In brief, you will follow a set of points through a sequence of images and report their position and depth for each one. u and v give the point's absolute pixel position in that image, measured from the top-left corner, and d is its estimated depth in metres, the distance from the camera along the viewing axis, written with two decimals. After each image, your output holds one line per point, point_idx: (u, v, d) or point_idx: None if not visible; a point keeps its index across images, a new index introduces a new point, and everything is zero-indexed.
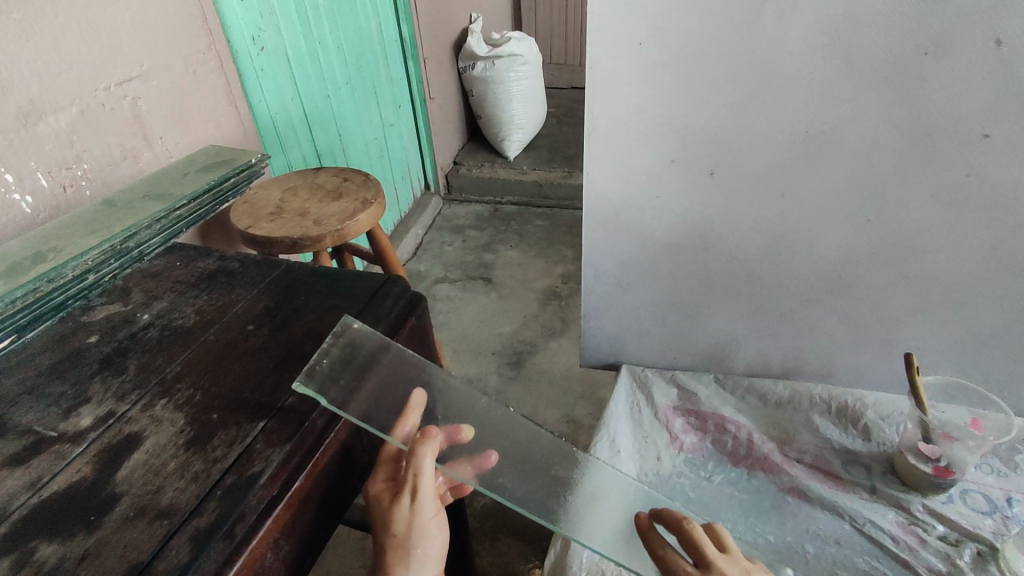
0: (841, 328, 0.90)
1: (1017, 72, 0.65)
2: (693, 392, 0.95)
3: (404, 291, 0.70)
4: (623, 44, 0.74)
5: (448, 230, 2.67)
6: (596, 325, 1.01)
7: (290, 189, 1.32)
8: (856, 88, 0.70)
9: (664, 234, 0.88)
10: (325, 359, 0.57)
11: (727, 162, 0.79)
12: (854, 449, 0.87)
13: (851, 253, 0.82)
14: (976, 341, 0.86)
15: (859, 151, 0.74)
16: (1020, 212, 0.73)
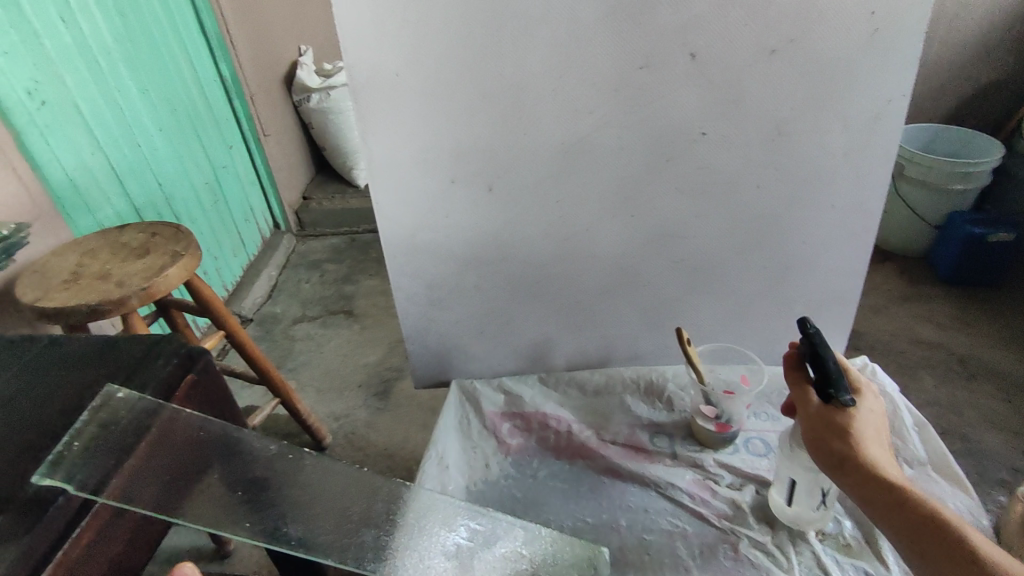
0: (635, 314, 0.99)
1: (715, 78, 0.75)
2: (517, 395, 1.01)
3: (180, 346, 0.68)
4: (381, 73, 0.76)
5: (304, 267, 2.59)
6: (421, 346, 1.04)
7: (87, 252, 1.22)
8: (594, 102, 0.78)
9: (462, 250, 0.92)
10: (74, 443, 0.55)
11: (503, 178, 0.84)
12: (659, 421, 0.97)
13: (626, 247, 0.91)
14: (743, 308, 0.99)
15: (611, 156, 0.82)
16: (748, 195, 0.85)
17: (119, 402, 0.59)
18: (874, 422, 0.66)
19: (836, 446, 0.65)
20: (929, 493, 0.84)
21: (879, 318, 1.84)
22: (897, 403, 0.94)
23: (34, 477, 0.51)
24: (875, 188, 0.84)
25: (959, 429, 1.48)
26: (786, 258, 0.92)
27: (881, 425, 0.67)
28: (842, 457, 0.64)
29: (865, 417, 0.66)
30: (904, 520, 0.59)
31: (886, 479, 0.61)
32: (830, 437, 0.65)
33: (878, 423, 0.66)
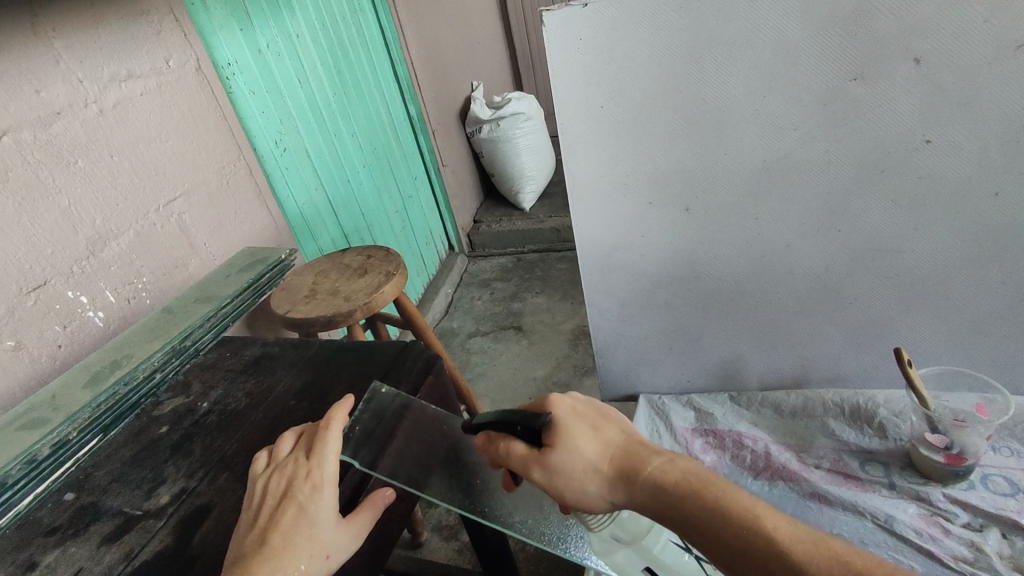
0: (839, 333, 0.94)
1: (943, 82, 0.71)
2: (708, 412, 1.04)
3: (421, 352, 0.80)
4: (587, 107, 0.82)
5: (476, 285, 2.79)
6: (609, 359, 1.08)
7: (321, 272, 1.45)
8: (800, 118, 0.77)
9: (654, 268, 0.95)
10: (355, 427, 0.65)
11: (700, 198, 0.86)
12: (871, 448, 0.93)
13: (831, 263, 0.87)
14: (973, 328, 0.90)
15: (819, 170, 0.80)
16: (982, 205, 0.78)
17: (385, 394, 0.70)
18: (585, 428, 0.54)
19: (580, 487, 0.52)
20: None
21: None
22: None
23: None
24: None
25: None
26: None
27: (585, 427, 0.54)
28: (600, 493, 0.51)
29: (573, 433, 0.53)
30: (703, 535, 0.47)
31: (644, 488, 0.49)
32: (565, 486, 0.52)
33: (587, 424, 0.54)
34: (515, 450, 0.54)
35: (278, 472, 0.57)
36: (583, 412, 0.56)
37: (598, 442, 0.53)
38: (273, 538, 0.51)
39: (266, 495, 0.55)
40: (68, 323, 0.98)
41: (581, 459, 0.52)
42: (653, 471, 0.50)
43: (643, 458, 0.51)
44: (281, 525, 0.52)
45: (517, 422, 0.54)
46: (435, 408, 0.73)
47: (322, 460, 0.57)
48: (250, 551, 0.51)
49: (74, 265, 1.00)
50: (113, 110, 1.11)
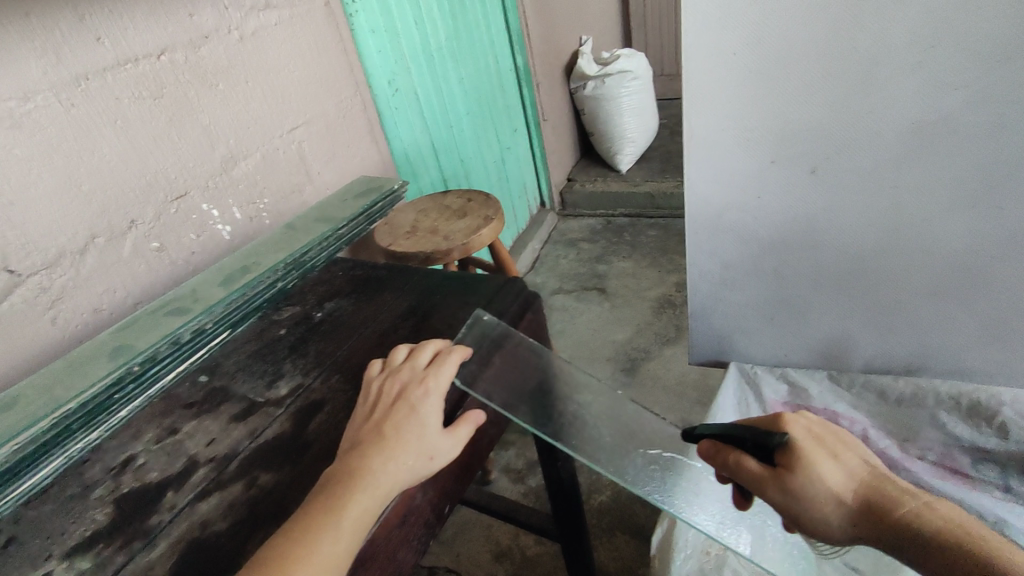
0: (965, 322, 0.87)
1: None
2: (803, 388, 1.00)
3: (522, 290, 0.82)
4: (721, 55, 0.78)
5: (563, 244, 2.78)
6: (702, 323, 1.06)
7: (422, 211, 1.50)
8: (961, 80, 0.69)
9: (766, 233, 0.91)
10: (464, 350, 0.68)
11: (831, 160, 0.81)
12: (986, 447, 0.88)
13: (970, 245, 0.80)
14: None
15: (970, 141, 0.73)
16: None
17: (488, 321, 0.73)
18: (824, 455, 0.57)
19: (819, 513, 0.56)
20: None
21: None
22: None
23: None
24: None
25: None
26: None
27: (820, 453, 0.58)
28: (837, 520, 0.56)
29: (814, 459, 0.57)
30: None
31: (892, 528, 0.53)
32: (800, 507, 0.56)
33: (826, 451, 0.58)
34: (749, 465, 0.59)
35: (394, 376, 0.61)
36: (813, 435, 0.60)
37: (837, 471, 0.57)
38: (387, 430, 0.55)
39: (381, 395, 0.59)
40: (201, 232, 1.07)
41: (822, 487, 0.56)
42: (902, 511, 0.54)
43: (889, 495, 0.55)
44: (394, 421, 0.56)
45: (753, 439, 0.58)
46: (532, 343, 0.75)
47: (440, 373, 0.61)
48: (368, 439, 0.55)
49: (210, 180, 1.09)
50: (251, 38, 1.18)
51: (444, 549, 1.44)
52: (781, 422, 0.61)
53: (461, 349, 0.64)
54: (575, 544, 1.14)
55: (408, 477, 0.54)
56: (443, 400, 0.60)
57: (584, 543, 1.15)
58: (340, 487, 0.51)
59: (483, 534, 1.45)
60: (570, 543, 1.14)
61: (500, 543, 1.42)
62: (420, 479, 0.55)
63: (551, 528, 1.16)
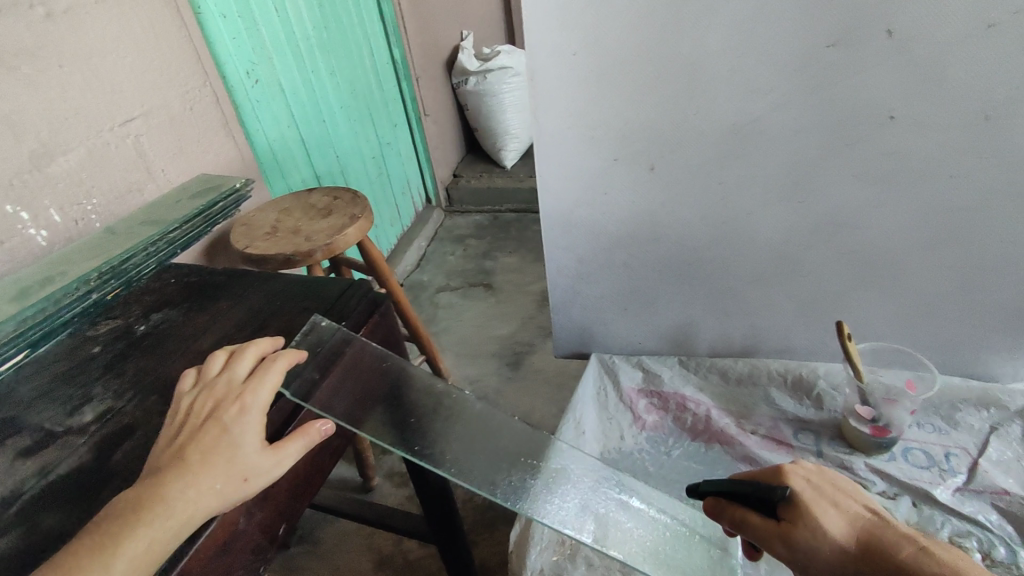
0: (790, 305, 0.95)
1: (917, 56, 0.70)
2: (656, 374, 1.02)
3: (368, 291, 0.79)
4: (560, 54, 0.79)
5: (449, 240, 2.76)
6: (565, 317, 1.08)
7: (284, 210, 1.41)
8: (772, 81, 0.75)
9: (615, 227, 0.94)
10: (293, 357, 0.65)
11: (666, 157, 0.85)
12: (806, 417, 0.93)
13: (789, 235, 0.87)
14: (918, 309, 0.90)
15: (783, 139, 0.79)
16: (937, 186, 0.78)
17: (325, 328, 0.69)
18: (826, 505, 0.57)
19: (832, 564, 0.54)
20: None
21: None
22: None
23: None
24: None
25: None
26: (976, 258, 0.83)
27: (825, 503, 0.57)
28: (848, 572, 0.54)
29: (815, 510, 0.56)
30: None
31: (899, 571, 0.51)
32: (811, 562, 0.55)
33: (828, 501, 0.57)
34: (754, 522, 0.58)
35: (207, 391, 0.56)
36: (817, 485, 0.59)
37: (838, 519, 0.56)
38: (192, 454, 0.51)
39: (189, 415, 0.54)
40: (7, 238, 0.94)
41: (825, 535, 0.55)
42: (908, 556, 0.52)
43: (889, 539, 0.54)
44: (201, 443, 0.51)
45: (753, 494, 0.58)
46: (376, 347, 0.73)
47: (259, 386, 0.56)
48: (168, 466, 0.50)
49: (16, 179, 0.96)
50: (63, 16, 1.04)
51: (321, 563, 1.37)
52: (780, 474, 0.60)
53: (287, 355, 0.59)
54: (451, 545, 1.13)
55: (215, 503, 0.50)
56: (263, 417, 0.55)
57: (461, 543, 1.14)
58: (123, 527, 0.46)
59: (364, 544, 1.40)
60: (445, 544, 1.12)
61: (381, 551, 1.38)
62: (231, 504, 0.51)
63: (427, 532, 1.14)
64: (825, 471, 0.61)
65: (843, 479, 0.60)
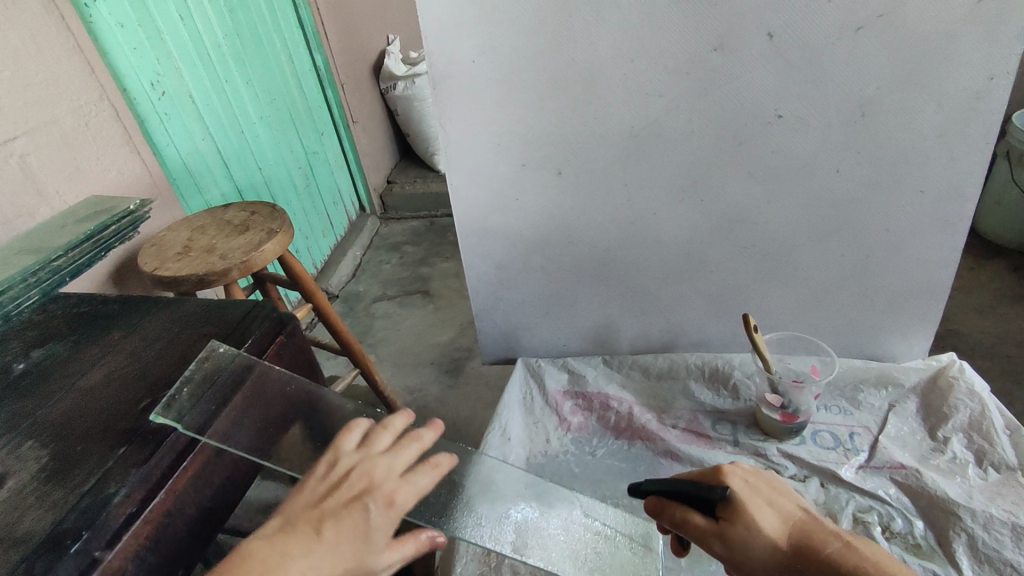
0: (702, 300, 0.97)
1: (794, 57, 0.73)
2: (580, 375, 1.03)
3: (272, 312, 0.77)
4: (458, 62, 0.79)
5: (385, 248, 2.71)
6: (488, 324, 1.07)
7: (197, 227, 1.35)
8: (665, 84, 0.77)
9: (528, 232, 0.94)
10: (186, 387, 0.63)
11: (572, 161, 0.86)
12: (722, 408, 0.96)
13: (693, 232, 0.90)
14: (818, 298, 0.94)
15: (679, 140, 0.81)
16: (824, 179, 0.82)
17: (221, 354, 0.67)
18: (762, 504, 0.57)
19: (763, 563, 0.54)
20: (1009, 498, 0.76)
21: (981, 316, 1.61)
22: (985, 402, 0.85)
23: (152, 414, 0.59)
24: (969, 171, 0.78)
25: None
26: (865, 246, 0.87)
27: (761, 501, 0.57)
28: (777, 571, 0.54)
29: (753, 510, 0.56)
30: None
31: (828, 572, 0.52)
32: (746, 561, 0.54)
33: (764, 498, 0.57)
34: (692, 520, 0.57)
35: (355, 475, 0.58)
36: (754, 482, 0.59)
37: (773, 518, 0.56)
38: (327, 531, 0.52)
39: (342, 487, 0.56)
40: None
41: (762, 536, 0.54)
42: (834, 555, 0.53)
43: (819, 539, 0.55)
44: (343, 521, 0.53)
45: (695, 494, 0.57)
46: (279, 369, 0.72)
47: (407, 489, 0.59)
48: (309, 534, 0.51)
49: None
50: None
51: None
52: (720, 471, 0.60)
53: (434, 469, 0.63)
54: None
55: None
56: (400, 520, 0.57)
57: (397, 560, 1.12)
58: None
59: None
60: None
61: None
62: None
63: None
64: (759, 467, 0.62)
65: (777, 475, 0.61)
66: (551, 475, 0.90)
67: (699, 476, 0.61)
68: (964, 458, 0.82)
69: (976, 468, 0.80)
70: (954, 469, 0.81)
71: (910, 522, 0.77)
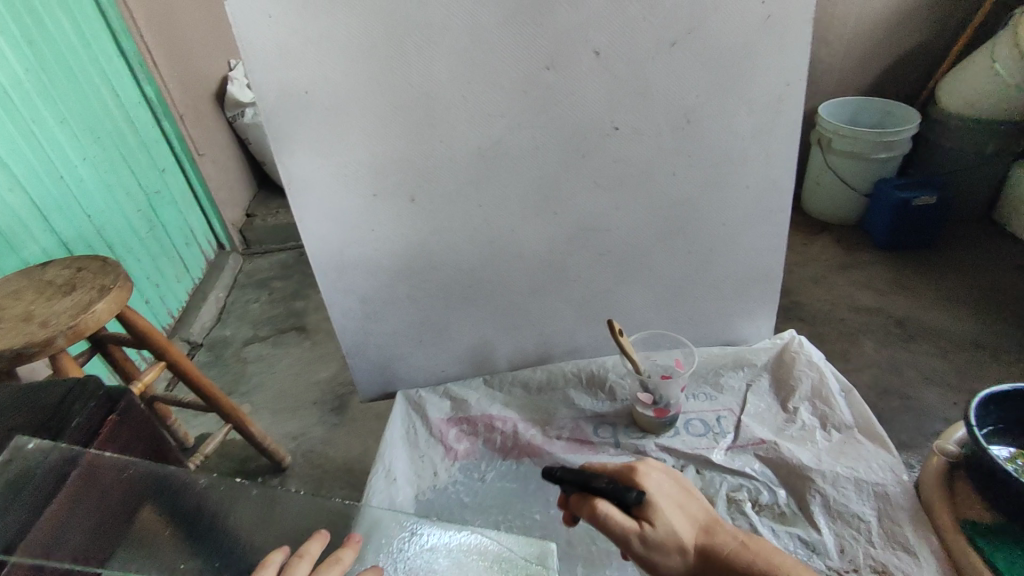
0: (570, 309, 1.00)
1: (620, 73, 0.77)
2: (463, 400, 1.00)
3: (98, 388, 0.67)
4: (291, 93, 0.74)
5: (252, 286, 2.52)
6: (361, 360, 1.03)
7: (9, 293, 1.17)
8: (505, 104, 0.78)
9: (390, 262, 0.91)
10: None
11: (424, 187, 0.84)
12: (602, 411, 0.99)
13: (552, 244, 0.92)
14: (673, 294, 0.99)
15: (526, 157, 0.83)
16: (662, 184, 0.87)
17: (33, 451, 0.57)
18: (675, 508, 0.64)
19: (673, 559, 0.62)
20: (850, 455, 0.84)
21: (817, 287, 1.80)
22: (822, 370, 0.95)
23: None
24: (782, 166, 0.87)
25: (903, 388, 1.44)
26: (706, 242, 0.94)
27: (672, 507, 0.64)
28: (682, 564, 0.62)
29: (670, 515, 0.63)
30: None
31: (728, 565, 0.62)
32: (657, 558, 0.61)
33: (677, 503, 0.65)
34: (617, 520, 0.60)
35: None
36: (668, 486, 0.66)
37: (683, 520, 0.64)
38: None
39: None
40: None
41: (677, 537, 0.62)
42: (734, 552, 0.63)
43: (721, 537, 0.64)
44: None
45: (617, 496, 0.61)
46: (114, 455, 0.62)
47: None
48: None
49: None
50: None
51: None
52: (637, 475, 0.64)
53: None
54: None
55: None
56: None
57: None
58: None
59: None
60: None
61: None
62: None
63: None
64: (666, 470, 0.68)
65: (681, 478, 0.68)
66: (444, 509, 0.88)
67: (614, 476, 0.65)
68: (811, 423, 0.91)
69: (822, 431, 0.89)
70: (805, 435, 0.89)
71: (774, 492, 0.85)
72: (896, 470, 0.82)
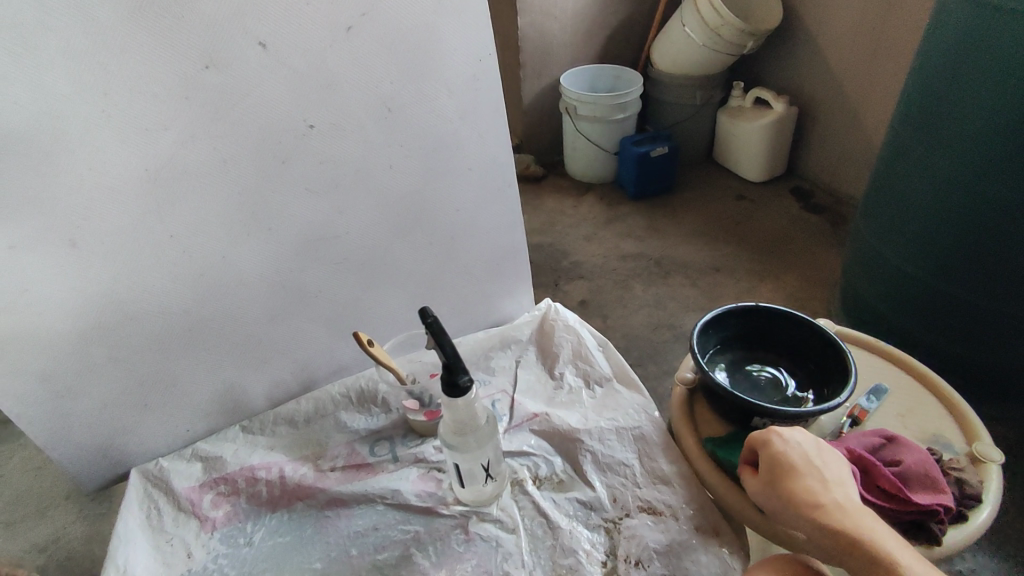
0: (320, 327, 0.91)
1: (296, 66, 0.69)
2: (216, 458, 0.87)
3: None
4: None
5: None
6: (70, 449, 0.83)
7: None
8: (162, 115, 0.66)
9: (68, 325, 0.73)
10: None
11: (84, 227, 0.68)
12: (377, 427, 0.92)
13: (276, 263, 0.81)
14: (428, 288, 0.96)
15: (212, 172, 0.71)
16: (381, 179, 0.81)
17: None
18: (792, 453, 0.65)
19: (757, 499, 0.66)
20: (608, 407, 0.90)
21: (590, 243, 1.92)
22: (578, 331, 0.99)
23: None
24: (497, 143, 0.87)
25: (670, 321, 1.60)
26: (445, 230, 0.91)
27: (822, 455, 0.65)
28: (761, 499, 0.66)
29: (777, 450, 0.66)
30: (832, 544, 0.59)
31: (800, 504, 0.61)
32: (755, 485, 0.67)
33: (809, 448, 0.66)
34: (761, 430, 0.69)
35: None
36: (801, 453, 0.65)
37: (795, 458, 0.64)
38: None
39: None
40: None
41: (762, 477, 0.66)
42: (817, 498, 0.61)
43: (815, 486, 0.62)
44: None
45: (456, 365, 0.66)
46: None
47: None
48: None
49: None
50: None
51: None
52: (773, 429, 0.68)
53: None
54: None
55: None
56: None
57: None
58: None
59: None
60: None
61: None
62: None
63: None
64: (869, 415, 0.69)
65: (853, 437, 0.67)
66: None
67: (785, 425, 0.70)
68: (576, 385, 0.94)
69: (586, 390, 0.93)
70: (571, 399, 0.92)
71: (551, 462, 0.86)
72: (646, 409, 0.89)
